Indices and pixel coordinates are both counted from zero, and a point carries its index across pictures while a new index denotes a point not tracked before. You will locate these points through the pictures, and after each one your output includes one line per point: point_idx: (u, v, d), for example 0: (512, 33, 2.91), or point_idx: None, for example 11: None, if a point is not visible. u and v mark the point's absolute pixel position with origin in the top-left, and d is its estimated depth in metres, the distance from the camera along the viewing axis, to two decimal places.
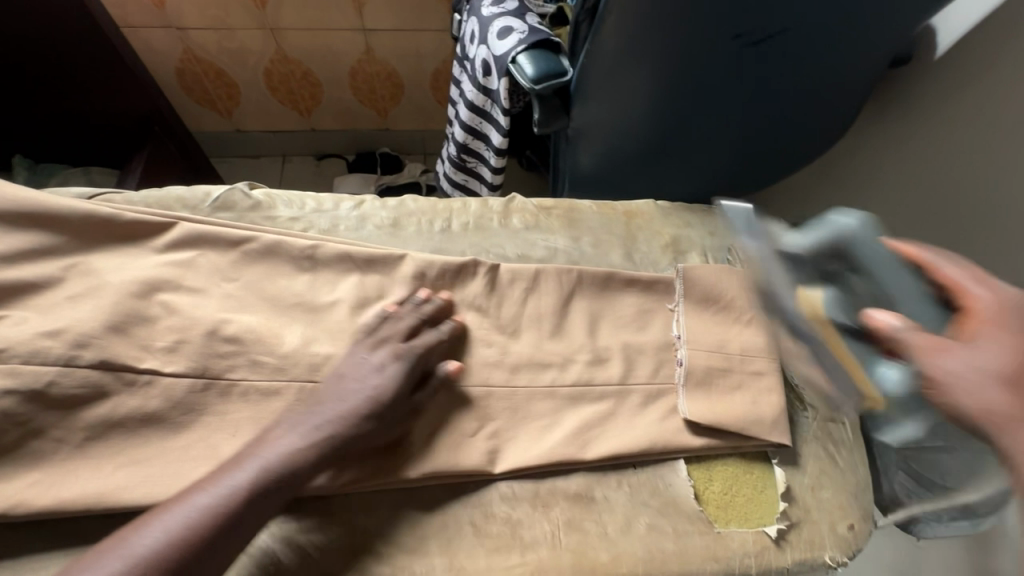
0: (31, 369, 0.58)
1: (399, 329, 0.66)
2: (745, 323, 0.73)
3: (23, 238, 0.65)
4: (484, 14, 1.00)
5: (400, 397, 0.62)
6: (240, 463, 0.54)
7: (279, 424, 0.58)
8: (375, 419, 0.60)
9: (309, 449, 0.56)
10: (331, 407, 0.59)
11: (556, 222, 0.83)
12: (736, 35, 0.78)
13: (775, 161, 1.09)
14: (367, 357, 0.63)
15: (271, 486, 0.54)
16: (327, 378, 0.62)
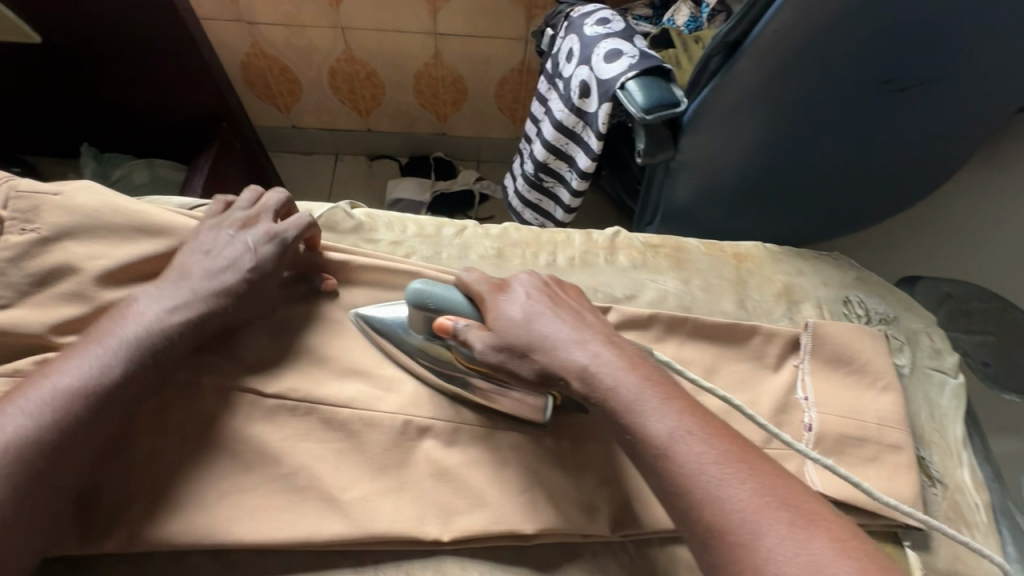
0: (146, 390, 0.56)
1: (263, 210, 0.63)
2: (880, 390, 0.68)
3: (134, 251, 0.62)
4: (588, 33, 0.96)
5: (269, 272, 0.60)
6: (101, 338, 0.52)
7: (143, 297, 0.56)
8: (238, 291, 0.58)
9: (175, 324, 0.54)
10: (197, 282, 0.57)
11: (664, 261, 0.79)
12: (882, 76, 0.73)
13: (877, 207, 1.03)
14: (234, 235, 0.60)
15: (146, 363, 0.52)
16: (190, 253, 0.59)
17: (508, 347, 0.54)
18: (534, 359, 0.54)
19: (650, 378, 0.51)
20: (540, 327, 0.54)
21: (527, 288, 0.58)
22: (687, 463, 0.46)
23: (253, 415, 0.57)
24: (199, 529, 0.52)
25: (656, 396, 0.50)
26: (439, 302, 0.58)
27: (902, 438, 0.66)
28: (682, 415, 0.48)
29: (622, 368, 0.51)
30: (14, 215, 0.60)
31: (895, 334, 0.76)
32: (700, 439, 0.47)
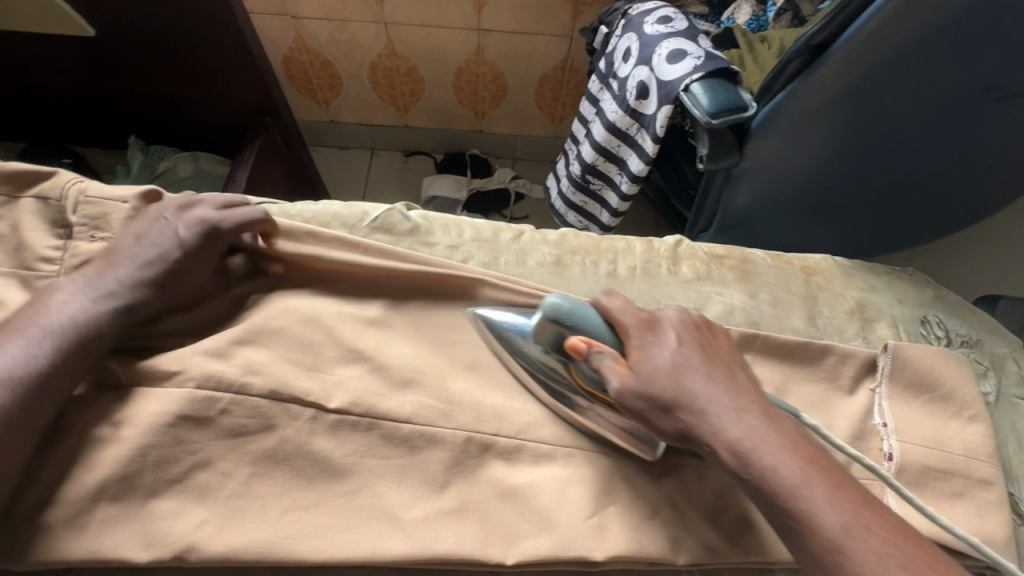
0: (206, 394, 0.54)
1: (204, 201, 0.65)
2: (967, 421, 0.64)
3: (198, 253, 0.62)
4: (648, 32, 0.92)
5: (200, 263, 0.61)
6: (26, 332, 0.51)
7: (68, 287, 0.55)
8: (162, 286, 0.59)
9: (101, 315, 0.54)
10: (126, 271, 0.57)
11: (729, 273, 0.75)
12: (979, 84, 0.69)
13: (948, 220, 0.97)
14: (169, 219, 0.61)
15: (77, 352, 0.52)
16: (122, 240, 0.60)
17: (653, 398, 0.52)
18: (676, 415, 0.51)
19: (829, 475, 0.46)
20: (689, 385, 0.51)
21: (678, 334, 0.55)
22: (866, 560, 0.41)
23: (314, 429, 0.56)
24: (263, 548, 0.51)
25: (847, 504, 0.44)
26: (577, 322, 0.57)
27: (992, 473, 0.62)
28: (865, 526, 0.43)
29: (781, 450, 0.47)
30: (86, 222, 0.62)
31: (979, 358, 0.71)
32: (903, 568, 0.41)
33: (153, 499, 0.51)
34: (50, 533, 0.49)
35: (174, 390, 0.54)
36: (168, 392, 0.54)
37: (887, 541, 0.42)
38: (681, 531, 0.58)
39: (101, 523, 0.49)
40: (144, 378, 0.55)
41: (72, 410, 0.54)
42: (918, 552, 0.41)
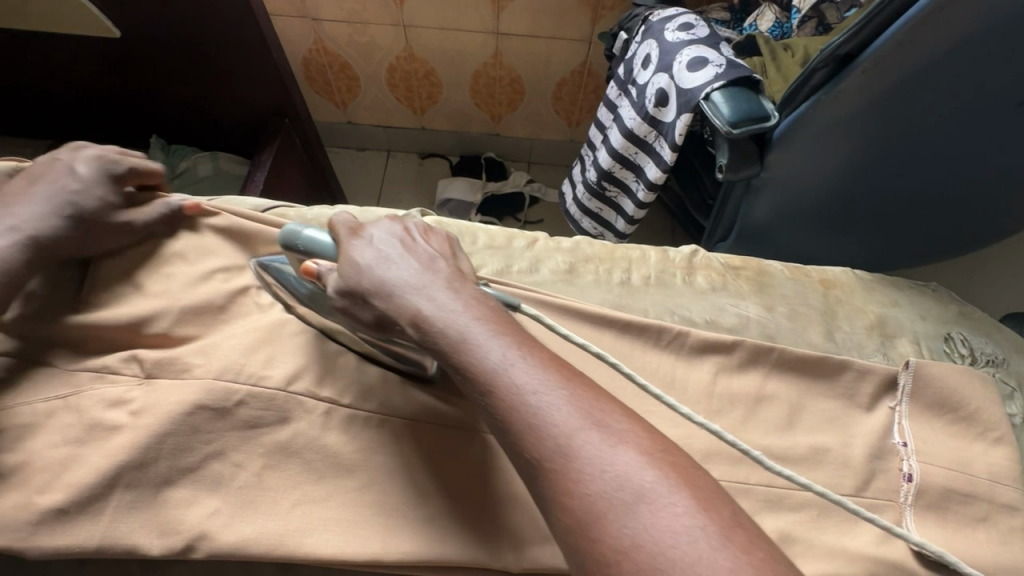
0: (223, 385, 0.55)
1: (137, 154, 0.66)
2: (992, 443, 0.62)
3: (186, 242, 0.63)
4: (669, 38, 0.91)
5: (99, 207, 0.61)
6: None
7: None
8: (77, 224, 0.60)
9: (7, 249, 0.55)
10: (37, 210, 0.58)
11: (745, 285, 0.74)
12: (1016, 100, 0.67)
13: (976, 237, 0.94)
14: (64, 159, 0.63)
15: None
16: (40, 180, 0.61)
17: (352, 292, 0.50)
18: (373, 304, 0.49)
19: (500, 325, 0.45)
20: (381, 269, 0.49)
21: (383, 229, 0.54)
22: (517, 390, 0.41)
23: (327, 427, 0.56)
24: (273, 542, 0.51)
25: (528, 349, 0.43)
26: (307, 244, 0.57)
27: (1016, 498, 0.60)
28: (533, 363, 0.42)
29: (464, 311, 0.46)
30: None
31: (1005, 379, 0.69)
32: (564, 397, 0.40)
33: (168, 487, 0.52)
34: (66, 518, 0.49)
35: (194, 378, 0.55)
36: (188, 382, 0.55)
37: (546, 371, 0.42)
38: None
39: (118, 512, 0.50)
40: (168, 371, 0.56)
41: (90, 400, 0.54)
42: (578, 379, 0.42)
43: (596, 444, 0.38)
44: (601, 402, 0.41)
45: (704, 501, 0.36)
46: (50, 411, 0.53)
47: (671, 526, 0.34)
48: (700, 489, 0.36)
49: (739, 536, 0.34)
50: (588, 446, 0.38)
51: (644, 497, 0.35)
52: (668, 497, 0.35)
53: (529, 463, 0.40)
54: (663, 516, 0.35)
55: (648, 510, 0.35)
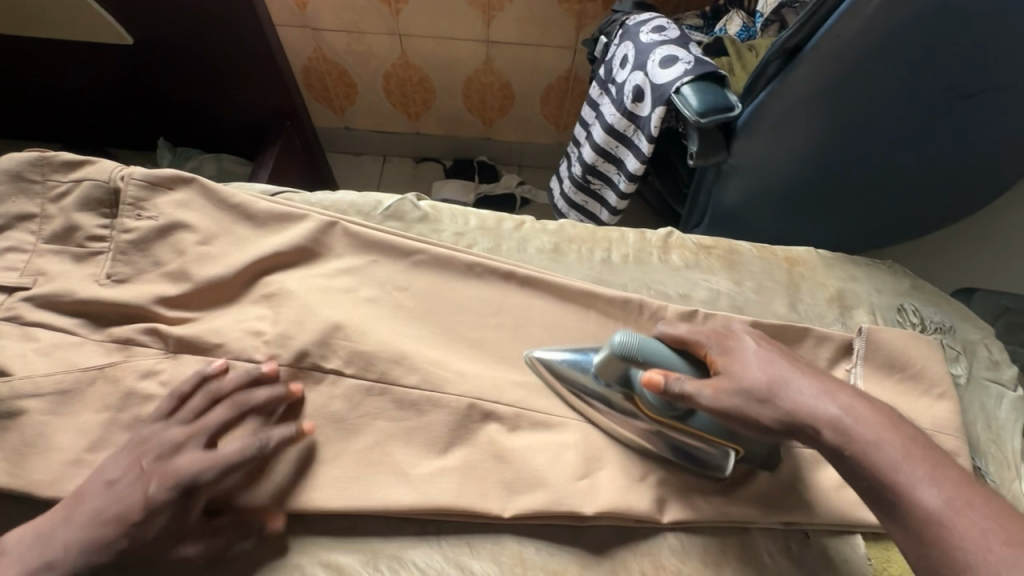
0: (240, 364, 0.61)
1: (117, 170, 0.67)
2: (937, 397, 0.69)
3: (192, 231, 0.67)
4: (643, 40, 0.99)
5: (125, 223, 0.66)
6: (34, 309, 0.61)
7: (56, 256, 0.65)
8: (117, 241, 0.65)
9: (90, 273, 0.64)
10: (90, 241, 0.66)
11: (716, 262, 0.81)
12: (944, 83, 0.75)
13: (930, 216, 1.02)
14: (67, 186, 0.66)
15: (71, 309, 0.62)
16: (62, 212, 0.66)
17: (745, 395, 0.54)
18: (757, 398, 0.54)
19: (884, 422, 0.49)
20: (782, 372, 0.54)
21: (755, 340, 0.59)
22: (833, 435, 0.50)
23: (332, 392, 0.62)
24: (287, 489, 0.57)
25: (867, 429, 0.49)
26: (648, 356, 0.59)
27: (959, 446, 0.66)
28: (892, 444, 0.48)
29: (807, 381, 0.53)
30: (129, 203, 0.66)
31: (952, 343, 0.76)
32: (927, 480, 0.45)
33: None
34: None
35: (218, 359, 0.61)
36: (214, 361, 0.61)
37: (899, 453, 0.47)
38: (655, 487, 0.62)
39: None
40: (190, 347, 0.61)
41: (124, 370, 0.59)
42: (947, 464, 0.46)
43: (977, 530, 0.42)
44: (916, 452, 0.47)
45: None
46: (87, 381, 0.58)
47: (998, 554, 0.40)
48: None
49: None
50: (960, 530, 0.42)
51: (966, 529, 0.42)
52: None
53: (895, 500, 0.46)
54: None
55: (973, 540, 0.42)
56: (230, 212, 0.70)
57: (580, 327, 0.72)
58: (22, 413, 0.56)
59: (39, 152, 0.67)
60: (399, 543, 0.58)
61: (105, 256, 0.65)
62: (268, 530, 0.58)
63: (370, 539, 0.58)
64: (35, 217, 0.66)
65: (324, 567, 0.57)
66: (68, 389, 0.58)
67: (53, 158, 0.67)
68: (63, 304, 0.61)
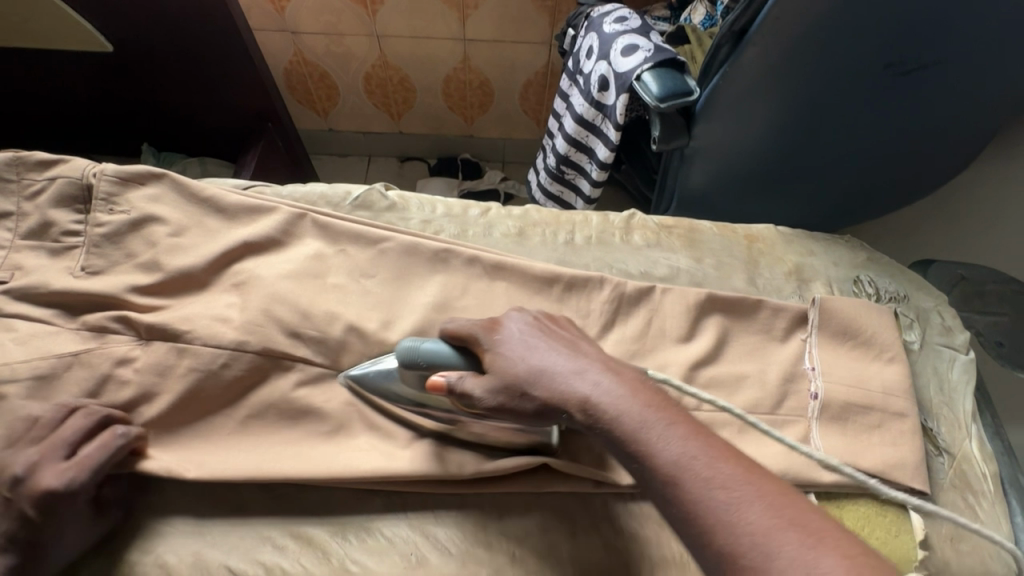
0: (208, 349, 0.62)
1: (90, 167, 0.70)
2: (887, 362, 0.72)
3: (166, 224, 0.70)
4: (606, 30, 1.02)
5: (99, 218, 0.69)
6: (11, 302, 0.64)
7: (32, 253, 0.67)
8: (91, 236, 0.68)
9: (66, 267, 0.67)
10: (65, 236, 0.68)
11: (677, 241, 0.83)
12: (885, 59, 0.77)
13: (894, 194, 1.04)
14: (42, 185, 0.69)
15: (48, 301, 0.64)
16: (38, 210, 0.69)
17: (512, 386, 0.54)
18: (531, 391, 0.53)
19: (636, 388, 0.51)
20: (537, 358, 0.54)
21: (520, 324, 0.58)
22: (601, 413, 0.50)
23: (300, 377, 0.64)
24: (257, 467, 0.59)
25: (613, 402, 0.49)
26: (429, 359, 0.60)
27: (906, 407, 0.69)
28: (636, 408, 0.49)
29: (570, 364, 0.53)
30: (102, 198, 0.69)
31: (905, 311, 0.78)
32: (669, 439, 0.46)
33: (169, 434, 0.61)
34: None
35: (187, 345, 0.62)
36: (183, 347, 0.62)
37: (642, 415, 0.48)
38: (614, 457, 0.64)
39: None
40: (160, 335, 0.63)
41: (98, 358, 0.61)
42: (690, 424, 0.48)
43: (713, 479, 0.43)
44: (663, 414, 0.48)
45: (802, 517, 0.41)
46: (63, 368, 0.61)
47: (751, 516, 0.41)
48: (796, 513, 0.41)
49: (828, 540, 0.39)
50: (697, 481, 0.44)
51: (722, 492, 0.43)
52: (798, 522, 0.40)
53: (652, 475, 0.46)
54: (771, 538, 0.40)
55: (723, 506, 0.42)
56: (203, 206, 0.73)
57: (542, 306, 0.74)
58: None
59: (13, 152, 0.70)
60: (367, 516, 0.61)
61: (79, 249, 0.68)
62: (243, 506, 0.61)
63: (340, 511, 0.61)
64: (12, 214, 0.69)
65: (297, 538, 0.60)
66: (44, 376, 0.60)
67: (28, 157, 0.70)
68: (40, 296, 0.64)
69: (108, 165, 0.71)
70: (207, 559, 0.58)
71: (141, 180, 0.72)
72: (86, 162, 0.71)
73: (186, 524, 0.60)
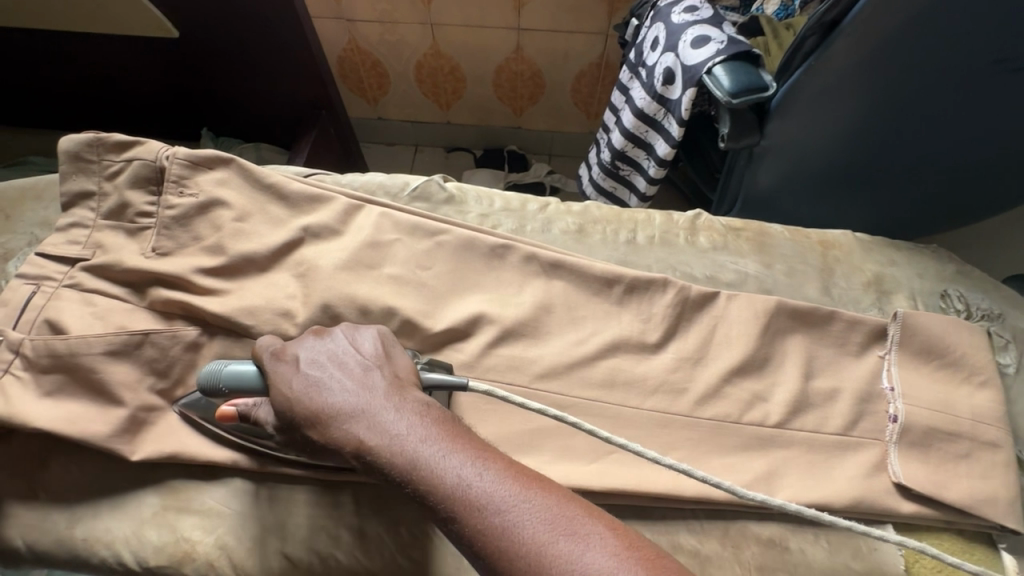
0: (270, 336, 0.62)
1: (161, 150, 0.72)
2: (978, 386, 0.66)
3: (232, 209, 0.71)
4: (675, 21, 0.97)
5: (169, 200, 0.70)
6: (88, 277, 0.66)
7: (106, 231, 0.69)
8: (160, 217, 0.69)
9: (139, 247, 0.68)
10: (138, 216, 0.70)
11: (745, 245, 0.79)
12: (993, 55, 0.70)
13: (983, 201, 0.96)
14: (118, 166, 0.71)
15: (121, 279, 0.66)
16: (113, 189, 0.71)
17: (298, 425, 0.49)
18: (304, 428, 0.49)
19: (420, 418, 0.46)
20: (356, 397, 0.48)
21: (306, 348, 0.53)
22: (403, 456, 0.44)
23: None
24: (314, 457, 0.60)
25: (394, 438, 0.45)
26: (230, 384, 0.56)
27: (999, 437, 0.63)
28: (445, 445, 0.44)
29: (331, 395, 0.48)
30: (173, 180, 0.71)
31: (999, 331, 0.72)
32: (462, 471, 0.42)
33: None
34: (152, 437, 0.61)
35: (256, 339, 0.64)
36: (252, 340, 0.64)
37: (452, 449, 0.44)
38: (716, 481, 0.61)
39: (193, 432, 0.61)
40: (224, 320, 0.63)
41: (168, 339, 0.63)
42: (465, 446, 0.44)
43: (527, 503, 0.40)
44: (446, 435, 0.45)
45: (581, 524, 0.39)
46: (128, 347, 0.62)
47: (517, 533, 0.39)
48: (563, 517, 0.39)
49: (646, 553, 0.38)
50: (476, 508, 0.40)
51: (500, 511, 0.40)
52: (576, 532, 0.39)
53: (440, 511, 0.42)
54: (589, 552, 0.37)
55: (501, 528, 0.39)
56: (268, 193, 0.74)
57: (602, 308, 0.72)
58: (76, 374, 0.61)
59: (93, 134, 0.72)
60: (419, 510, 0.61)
61: (151, 231, 0.69)
62: (298, 493, 0.61)
63: (391, 505, 0.61)
64: (92, 194, 0.71)
65: (348, 530, 0.60)
66: (119, 351, 0.61)
67: (107, 138, 0.72)
68: (115, 273, 0.66)
69: (178, 148, 0.72)
70: (264, 543, 0.58)
71: (209, 165, 0.73)
72: (158, 144, 0.72)
73: (242, 507, 0.60)
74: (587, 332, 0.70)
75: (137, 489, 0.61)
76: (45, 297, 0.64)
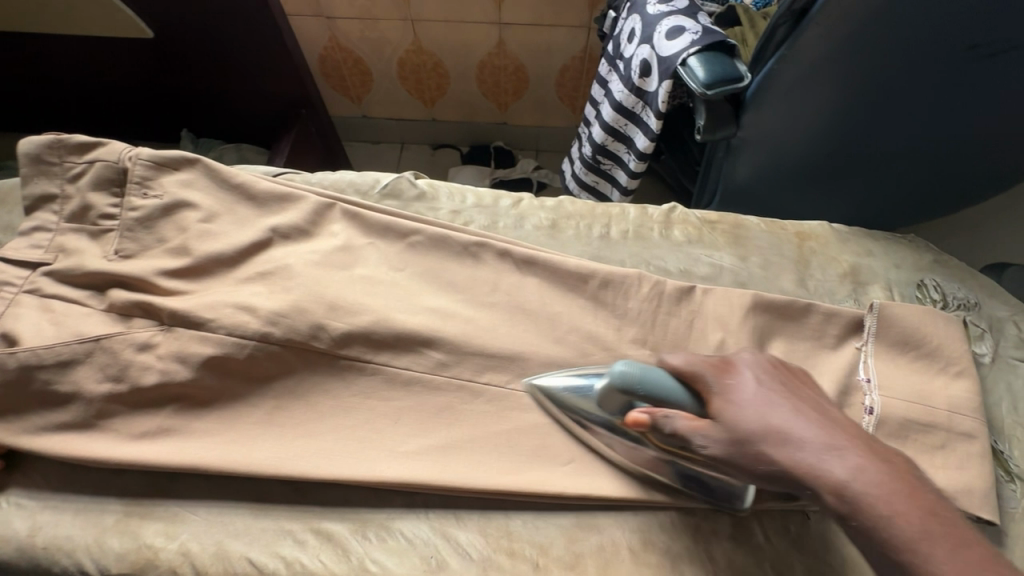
0: (233, 338, 0.61)
1: (124, 152, 0.70)
2: (953, 376, 0.65)
3: (197, 211, 0.70)
4: (650, 12, 0.96)
5: (132, 202, 0.69)
6: (48, 281, 0.65)
7: (69, 235, 0.68)
8: (123, 220, 0.68)
9: (102, 250, 0.67)
10: (101, 218, 0.69)
11: (721, 237, 0.78)
12: (967, 40, 0.69)
13: (965, 190, 0.95)
14: (80, 168, 0.70)
15: (83, 283, 0.65)
16: (76, 192, 0.70)
17: (741, 446, 0.49)
18: (756, 450, 0.48)
19: (836, 439, 0.46)
20: (777, 417, 0.48)
21: (756, 373, 0.53)
22: (833, 472, 0.44)
23: (325, 370, 0.64)
24: (280, 461, 0.60)
25: (865, 476, 0.43)
26: (649, 390, 0.55)
27: (974, 427, 0.63)
28: (837, 452, 0.45)
29: (801, 423, 0.48)
30: (136, 182, 0.70)
31: (975, 321, 0.71)
32: (890, 488, 0.43)
33: (195, 421, 0.61)
34: (114, 443, 0.60)
35: (209, 334, 0.61)
36: (205, 335, 0.61)
37: (851, 458, 0.44)
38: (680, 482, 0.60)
39: (158, 437, 0.60)
40: (184, 324, 0.62)
41: (121, 343, 0.61)
42: (889, 463, 0.44)
43: (879, 494, 0.43)
44: (881, 460, 0.44)
45: (925, 521, 0.41)
46: (86, 352, 0.60)
47: (903, 537, 0.41)
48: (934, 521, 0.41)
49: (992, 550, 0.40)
50: (865, 508, 0.43)
51: (870, 507, 0.43)
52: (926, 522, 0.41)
53: (859, 516, 0.43)
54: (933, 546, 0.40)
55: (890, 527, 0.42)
56: (235, 193, 0.73)
57: (575, 304, 0.71)
58: (32, 380, 0.59)
59: (54, 135, 0.70)
60: (388, 513, 0.60)
61: (113, 233, 0.68)
62: (264, 497, 0.61)
63: (359, 508, 0.60)
64: (54, 197, 0.70)
65: (316, 533, 0.59)
66: (78, 356, 0.60)
67: (69, 140, 0.70)
68: (76, 278, 0.65)
69: (141, 149, 0.71)
70: (229, 549, 0.58)
71: (174, 165, 0.72)
72: (121, 145, 0.71)
73: (208, 512, 0.60)
74: (559, 328, 0.69)
75: (101, 496, 0.60)
76: (2, 304, 0.63)
